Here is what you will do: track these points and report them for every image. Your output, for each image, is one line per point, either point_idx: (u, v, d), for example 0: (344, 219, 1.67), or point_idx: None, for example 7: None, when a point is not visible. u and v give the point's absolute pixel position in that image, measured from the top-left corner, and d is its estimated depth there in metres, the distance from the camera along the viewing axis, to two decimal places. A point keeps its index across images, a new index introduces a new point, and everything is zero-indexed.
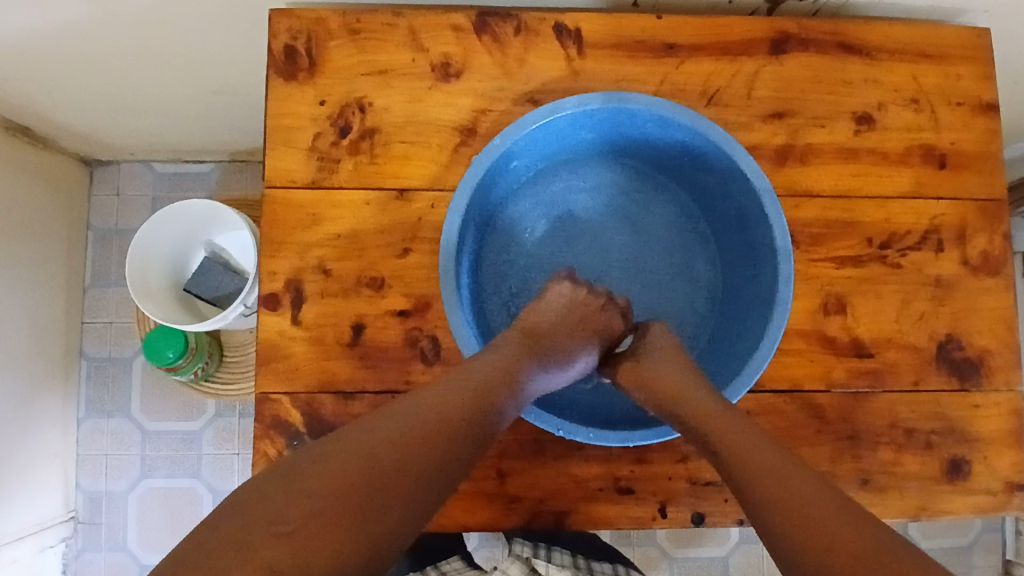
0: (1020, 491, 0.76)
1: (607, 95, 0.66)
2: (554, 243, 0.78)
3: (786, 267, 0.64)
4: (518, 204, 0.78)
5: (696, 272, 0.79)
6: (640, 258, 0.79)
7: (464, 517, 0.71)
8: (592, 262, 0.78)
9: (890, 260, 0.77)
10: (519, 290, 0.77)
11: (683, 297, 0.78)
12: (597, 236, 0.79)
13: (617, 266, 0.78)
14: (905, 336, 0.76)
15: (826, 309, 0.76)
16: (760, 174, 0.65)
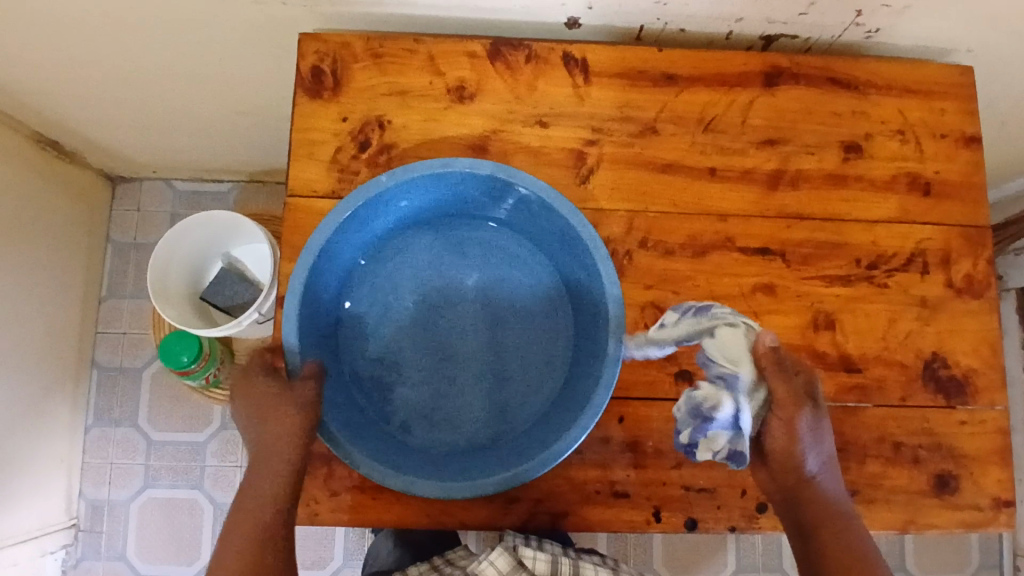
0: (1007, 508, 0.78)
1: (496, 165, 0.67)
2: (424, 290, 0.75)
3: (609, 371, 0.66)
4: (403, 242, 0.76)
5: (554, 361, 0.74)
6: (501, 325, 0.75)
7: (465, 515, 0.74)
8: (458, 316, 0.75)
9: (877, 280, 0.81)
10: (374, 322, 0.74)
11: (531, 380, 0.74)
12: (471, 292, 0.75)
13: (473, 327, 0.75)
14: (892, 353, 0.80)
15: (816, 325, 0.80)
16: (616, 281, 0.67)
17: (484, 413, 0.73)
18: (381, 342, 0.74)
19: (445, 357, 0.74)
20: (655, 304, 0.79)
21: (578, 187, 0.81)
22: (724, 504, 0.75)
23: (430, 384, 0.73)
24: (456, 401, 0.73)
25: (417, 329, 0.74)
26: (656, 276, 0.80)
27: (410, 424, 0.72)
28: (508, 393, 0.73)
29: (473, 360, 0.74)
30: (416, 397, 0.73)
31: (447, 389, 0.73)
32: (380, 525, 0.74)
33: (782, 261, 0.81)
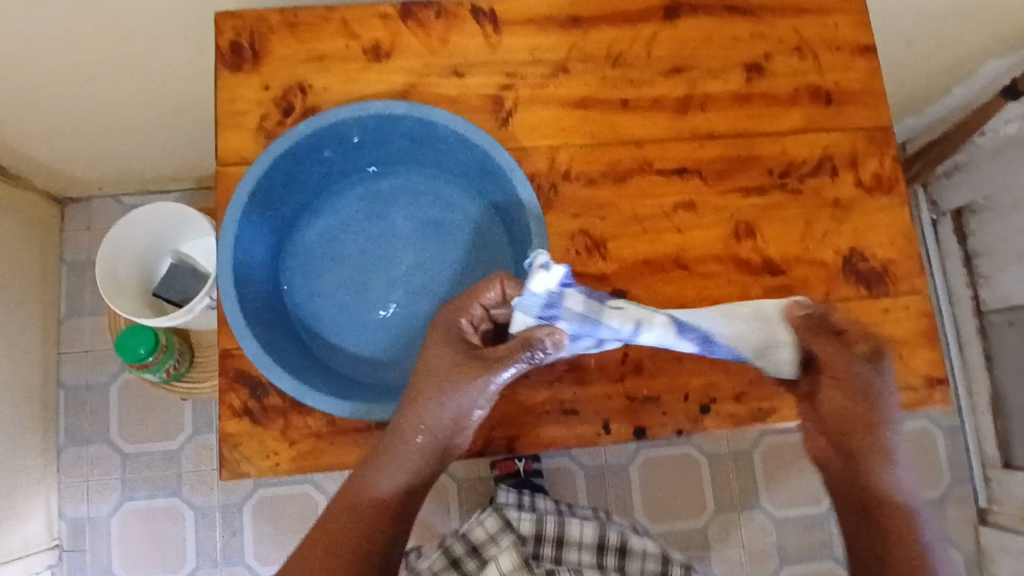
0: (940, 385, 0.82)
1: (408, 102, 0.70)
2: (365, 239, 0.80)
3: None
4: (342, 196, 0.81)
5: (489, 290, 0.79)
6: (437, 265, 0.79)
7: None
8: (395, 260, 0.79)
9: (790, 186, 0.86)
10: (319, 274, 0.79)
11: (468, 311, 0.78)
12: (406, 235, 0.80)
13: (410, 268, 0.79)
14: (812, 253, 0.84)
15: (738, 235, 0.84)
16: (534, 201, 0.71)
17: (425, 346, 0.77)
18: (326, 289, 0.79)
19: (385, 299, 0.78)
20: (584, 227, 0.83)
21: (499, 130, 0.85)
22: (668, 410, 0.79)
23: (373, 324, 0.78)
24: (399, 337, 0.78)
25: (357, 274, 0.79)
26: (581, 204, 0.84)
27: (357, 361, 0.77)
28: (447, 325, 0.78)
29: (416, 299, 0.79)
30: (362, 338, 0.78)
31: (394, 328, 0.78)
32: (341, 467, 0.77)
33: (699, 179, 0.85)
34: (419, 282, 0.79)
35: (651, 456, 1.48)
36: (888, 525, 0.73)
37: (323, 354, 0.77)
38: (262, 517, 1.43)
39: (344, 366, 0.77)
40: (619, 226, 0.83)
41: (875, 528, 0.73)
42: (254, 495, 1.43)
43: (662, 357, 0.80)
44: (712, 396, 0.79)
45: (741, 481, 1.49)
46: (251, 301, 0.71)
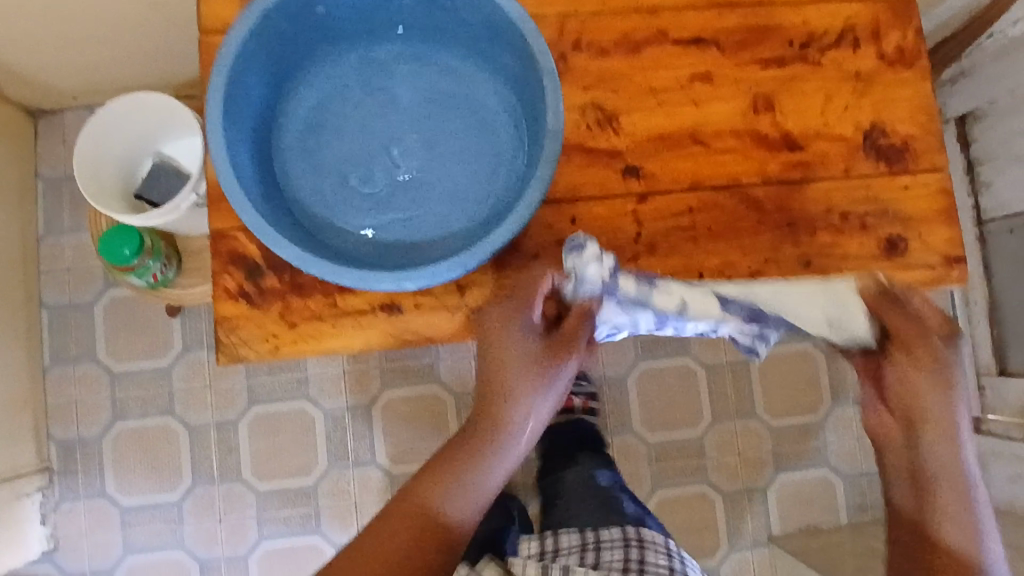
0: (959, 264, 0.79)
1: None
2: (365, 114, 0.75)
3: (556, 144, 0.64)
4: (339, 66, 0.75)
5: (499, 164, 0.74)
6: (442, 139, 0.74)
7: (429, 331, 0.74)
8: (399, 135, 0.74)
9: (811, 59, 0.81)
10: (318, 152, 0.74)
11: (477, 188, 0.73)
12: (409, 108, 0.75)
13: (414, 142, 0.74)
14: (832, 129, 0.80)
15: (756, 108, 0.80)
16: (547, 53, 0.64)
17: (431, 223, 0.73)
18: (326, 166, 0.74)
19: (388, 175, 0.74)
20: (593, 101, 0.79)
21: None
22: None
23: (376, 202, 0.73)
24: (403, 215, 0.73)
25: (358, 149, 0.74)
26: (592, 76, 0.79)
27: (360, 241, 0.72)
28: (454, 202, 0.73)
29: (422, 176, 0.74)
30: (365, 217, 0.73)
31: (400, 206, 0.73)
32: (345, 352, 0.74)
33: (716, 50, 0.80)
34: (425, 158, 0.74)
35: (650, 369, 1.49)
36: (941, 494, 0.70)
37: (324, 232, 0.72)
38: (256, 435, 1.45)
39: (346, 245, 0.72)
40: (631, 100, 0.79)
41: (923, 497, 0.71)
42: (250, 414, 1.45)
43: (676, 236, 0.77)
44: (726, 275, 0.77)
45: (739, 393, 1.50)
46: (244, 167, 0.65)
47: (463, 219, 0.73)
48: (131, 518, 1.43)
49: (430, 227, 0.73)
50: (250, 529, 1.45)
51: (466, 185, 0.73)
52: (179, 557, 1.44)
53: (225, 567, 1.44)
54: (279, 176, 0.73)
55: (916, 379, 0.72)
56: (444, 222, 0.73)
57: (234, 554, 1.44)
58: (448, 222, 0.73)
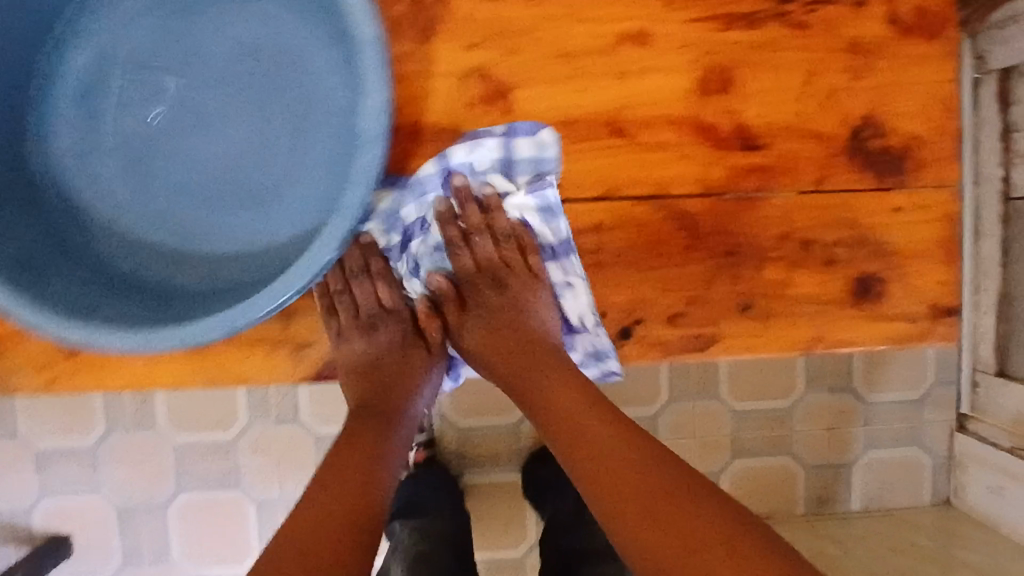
0: (946, 318, 0.61)
1: None
2: (138, 59, 0.52)
3: (373, 156, 0.45)
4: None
5: (323, 149, 0.53)
6: (260, 107, 0.53)
7: (249, 368, 0.59)
8: (186, 97, 0.52)
9: (793, 17, 0.58)
10: (76, 119, 0.53)
11: (293, 181, 0.53)
12: (211, 58, 0.52)
13: (221, 112, 0.53)
14: (808, 123, 0.59)
15: (705, 88, 0.57)
16: (363, 15, 0.43)
17: (244, 230, 0.54)
18: (101, 142, 0.53)
19: (187, 159, 0.53)
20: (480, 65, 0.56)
21: None
22: None
23: (173, 196, 0.54)
24: (209, 215, 0.54)
25: (144, 119, 0.53)
26: (481, 28, 0.56)
27: (151, 250, 0.54)
28: (275, 201, 0.53)
29: (218, 162, 0.53)
30: (158, 216, 0.54)
31: (191, 203, 0.54)
32: (145, 386, 0.59)
33: None
34: (223, 134, 0.53)
35: None
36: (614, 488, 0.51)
37: (102, 237, 0.54)
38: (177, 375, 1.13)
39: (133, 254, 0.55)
40: (532, 66, 0.56)
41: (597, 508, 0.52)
42: None
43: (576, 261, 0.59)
44: (637, 315, 0.59)
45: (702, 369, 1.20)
46: None
47: (286, 227, 0.54)
48: (46, 462, 1.12)
49: (243, 235, 0.54)
50: (169, 477, 1.13)
51: (278, 178, 0.53)
52: (98, 506, 1.13)
53: (145, 516, 1.13)
54: (25, 157, 0.53)
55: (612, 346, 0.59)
56: (262, 229, 0.54)
57: (149, 502, 1.13)
58: (267, 229, 0.54)
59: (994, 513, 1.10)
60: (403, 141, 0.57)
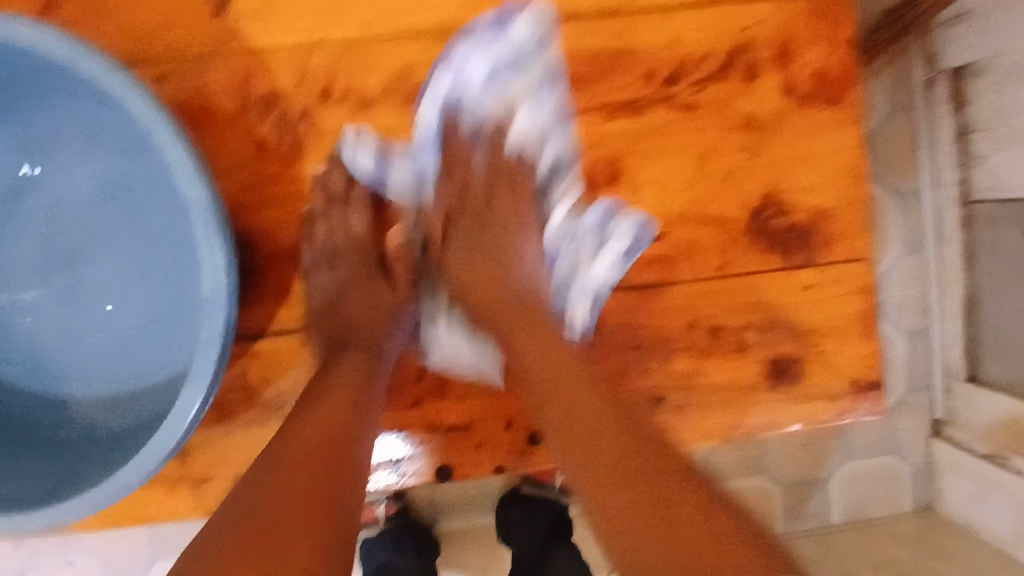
0: (873, 393, 0.58)
1: None
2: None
3: (220, 318, 0.44)
4: None
5: (180, 301, 0.51)
6: (123, 254, 0.52)
7: (146, 507, 0.56)
8: (42, 255, 0.52)
9: (679, 101, 0.55)
10: None
11: (154, 333, 0.52)
12: (75, 205, 0.51)
13: (82, 262, 0.52)
14: (704, 207, 0.56)
15: (593, 183, 0.56)
16: (190, 177, 0.43)
17: (123, 376, 0.52)
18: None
19: (64, 306, 0.52)
20: (355, 171, 0.53)
21: (214, 23, 0.53)
22: (485, 441, 0.56)
23: (53, 343, 0.53)
24: (90, 361, 0.53)
25: (14, 269, 0.52)
26: None
27: (30, 402, 0.53)
28: (153, 344, 0.52)
29: (82, 316, 0.52)
30: (41, 365, 0.53)
31: (60, 359, 0.53)
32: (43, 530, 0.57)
33: (538, 92, 0.55)
34: (85, 287, 0.52)
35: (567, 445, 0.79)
36: (298, 447, 0.43)
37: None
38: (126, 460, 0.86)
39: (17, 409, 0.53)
40: (407, 175, 0.55)
41: (277, 462, 0.43)
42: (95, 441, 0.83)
43: (477, 369, 0.56)
44: None
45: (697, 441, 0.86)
46: None
47: (163, 370, 0.52)
48: None
49: (123, 380, 0.53)
50: None
51: (142, 330, 0.52)
52: None
53: None
54: None
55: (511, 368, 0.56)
56: (142, 373, 0.52)
57: None
58: (147, 373, 0.52)
59: (968, 523, 0.84)
60: (283, 264, 0.55)
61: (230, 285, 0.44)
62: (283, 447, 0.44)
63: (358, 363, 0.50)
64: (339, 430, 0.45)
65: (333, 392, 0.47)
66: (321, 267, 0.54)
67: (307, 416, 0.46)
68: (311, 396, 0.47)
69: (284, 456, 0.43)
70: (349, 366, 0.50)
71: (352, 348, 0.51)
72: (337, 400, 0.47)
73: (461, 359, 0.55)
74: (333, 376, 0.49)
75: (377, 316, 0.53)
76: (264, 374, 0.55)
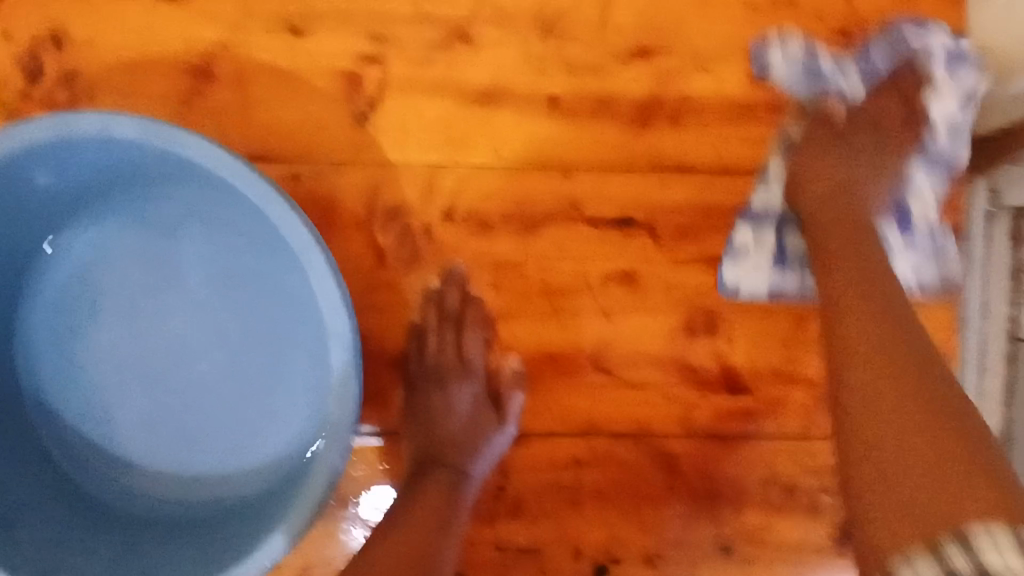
0: None
1: (141, 123, 0.43)
2: (120, 295, 0.53)
3: (338, 445, 0.46)
4: (106, 222, 0.53)
5: (287, 396, 0.53)
6: (238, 344, 0.53)
7: None
8: (161, 335, 0.53)
9: (785, 262, 0.57)
10: (56, 345, 0.53)
11: (257, 423, 0.53)
12: (198, 290, 0.53)
13: (197, 346, 0.53)
14: (797, 367, 0.57)
15: (692, 329, 0.57)
16: (335, 310, 0.45)
17: (218, 459, 0.54)
18: (81, 369, 0.53)
19: (166, 386, 0.53)
20: (472, 299, 0.56)
21: (352, 132, 0.55)
22: (551, 569, 0.57)
23: (151, 416, 0.53)
24: (184, 441, 0.54)
25: (124, 346, 0.53)
26: (467, 262, 0.56)
27: (125, 471, 0.54)
28: (250, 432, 0.53)
29: (186, 398, 0.53)
30: (136, 440, 0.54)
31: (157, 434, 0.54)
32: None
33: (651, 237, 0.56)
34: (194, 369, 0.53)
35: None
36: (402, 546, 0.45)
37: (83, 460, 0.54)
38: None
39: (109, 478, 0.54)
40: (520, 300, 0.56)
41: (378, 553, 0.44)
42: None
43: (552, 496, 0.57)
44: (613, 555, 0.57)
45: None
46: None
47: (258, 458, 0.54)
48: None
49: (216, 463, 0.54)
50: None
51: (243, 419, 0.53)
52: None
53: None
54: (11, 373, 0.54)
55: (592, 497, 0.57)
56: (235, 458, 0.54)
57: None
58: (241, 459, 0.54)
59: None
60: (381, 368, 0.56)
61: (354, 413, 0.46)
62: (388, 537, 0.46)
63: (450, 476, 0.52)
64: (435, 532, 0.47)
65: (427, 499, 0.49)
66: (427, 385, 0.55)
67: (405, 510, 0.48)
68: (406, 500, 0.49)
69: (385, 543, 0.45)
70: (441, 479, 0.51)
71: (444, 461, 0.52)
72: (434, 507, 0.49)
73: (545, 482, 0.57)
74: (429, 485, 0.50)
75: (471, 440, 0.54)
76: (350, 473, 0.56)
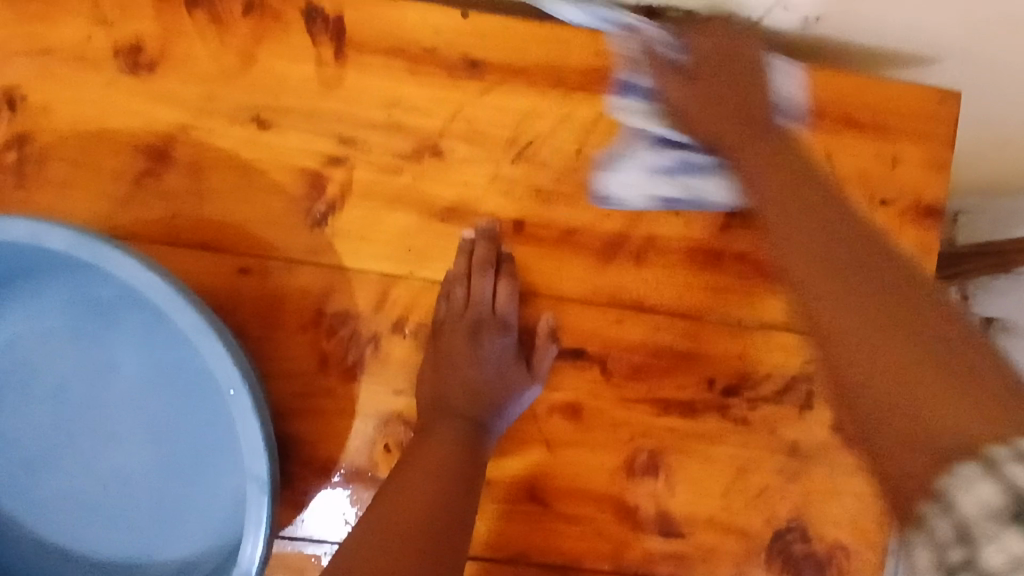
0: None
1: (78, 238, 0.43)
2: (37, 383, 0.51)
3: None
4: (34, 307, 0.52)
5: (197, 510, 0.52)
6: (153, 449, 0.52)
7: None
8: (74, 429, 0.51)
9: (733, 412, 0.56)
10: None
11: (162, 532, 0.52)
12: (119, 389, 0.52)
13: (110, 447, 0.52)
14: (732, 517, 0.56)
15: (632, 469, 0.56)
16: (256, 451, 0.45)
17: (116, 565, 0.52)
18: None
19: (83, 472, 0.51)
20: (447, 411, 0.51)
21: (308, 233, 0.53)
22: None
23: (53, 512, 0.52)
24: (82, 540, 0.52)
25: (39, 430, 0.51)
26: (410, 376, 0.54)
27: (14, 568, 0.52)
28: (160, 535, 0.52)
29: (93, 498, 0.52)
30: (43, 525, 0.52)
31: (55, 532, 0.52)
32: None
33: (601, 371, 0.55)
34: (104, 469, 0.52)
35: None
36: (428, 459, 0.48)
37: None
38: None
39: None
40: (496, 417, 0.52)
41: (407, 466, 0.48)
42: None
43: None
44: None
45: None
46: None
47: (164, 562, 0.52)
48: None
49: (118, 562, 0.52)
50: None
51: (149, 525, 0.52)
52: None
53: None
54: None
55: None
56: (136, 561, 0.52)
57: None
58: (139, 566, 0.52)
59: None
60: (310, 476, 0.54)
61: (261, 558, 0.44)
62: (424, 449, 0.49)
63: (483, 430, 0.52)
64: (468, 455, 0.50)
65: (456, 426, 0.50)
66: (458, 328, 0.52)
67: (433, 434, 0.50)
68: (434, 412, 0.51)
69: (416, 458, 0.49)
70: (470, 414, 0.52)
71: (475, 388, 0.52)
72: (465, 433, 0.50)
73: None
74: (458, 417, 0.51)
75: (498, 393, 0.52)
76: None
